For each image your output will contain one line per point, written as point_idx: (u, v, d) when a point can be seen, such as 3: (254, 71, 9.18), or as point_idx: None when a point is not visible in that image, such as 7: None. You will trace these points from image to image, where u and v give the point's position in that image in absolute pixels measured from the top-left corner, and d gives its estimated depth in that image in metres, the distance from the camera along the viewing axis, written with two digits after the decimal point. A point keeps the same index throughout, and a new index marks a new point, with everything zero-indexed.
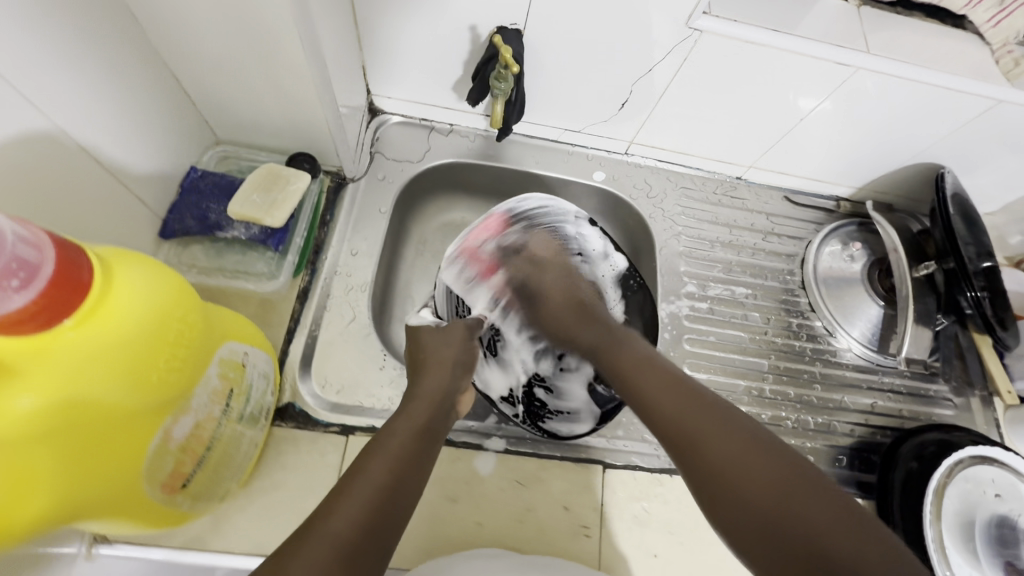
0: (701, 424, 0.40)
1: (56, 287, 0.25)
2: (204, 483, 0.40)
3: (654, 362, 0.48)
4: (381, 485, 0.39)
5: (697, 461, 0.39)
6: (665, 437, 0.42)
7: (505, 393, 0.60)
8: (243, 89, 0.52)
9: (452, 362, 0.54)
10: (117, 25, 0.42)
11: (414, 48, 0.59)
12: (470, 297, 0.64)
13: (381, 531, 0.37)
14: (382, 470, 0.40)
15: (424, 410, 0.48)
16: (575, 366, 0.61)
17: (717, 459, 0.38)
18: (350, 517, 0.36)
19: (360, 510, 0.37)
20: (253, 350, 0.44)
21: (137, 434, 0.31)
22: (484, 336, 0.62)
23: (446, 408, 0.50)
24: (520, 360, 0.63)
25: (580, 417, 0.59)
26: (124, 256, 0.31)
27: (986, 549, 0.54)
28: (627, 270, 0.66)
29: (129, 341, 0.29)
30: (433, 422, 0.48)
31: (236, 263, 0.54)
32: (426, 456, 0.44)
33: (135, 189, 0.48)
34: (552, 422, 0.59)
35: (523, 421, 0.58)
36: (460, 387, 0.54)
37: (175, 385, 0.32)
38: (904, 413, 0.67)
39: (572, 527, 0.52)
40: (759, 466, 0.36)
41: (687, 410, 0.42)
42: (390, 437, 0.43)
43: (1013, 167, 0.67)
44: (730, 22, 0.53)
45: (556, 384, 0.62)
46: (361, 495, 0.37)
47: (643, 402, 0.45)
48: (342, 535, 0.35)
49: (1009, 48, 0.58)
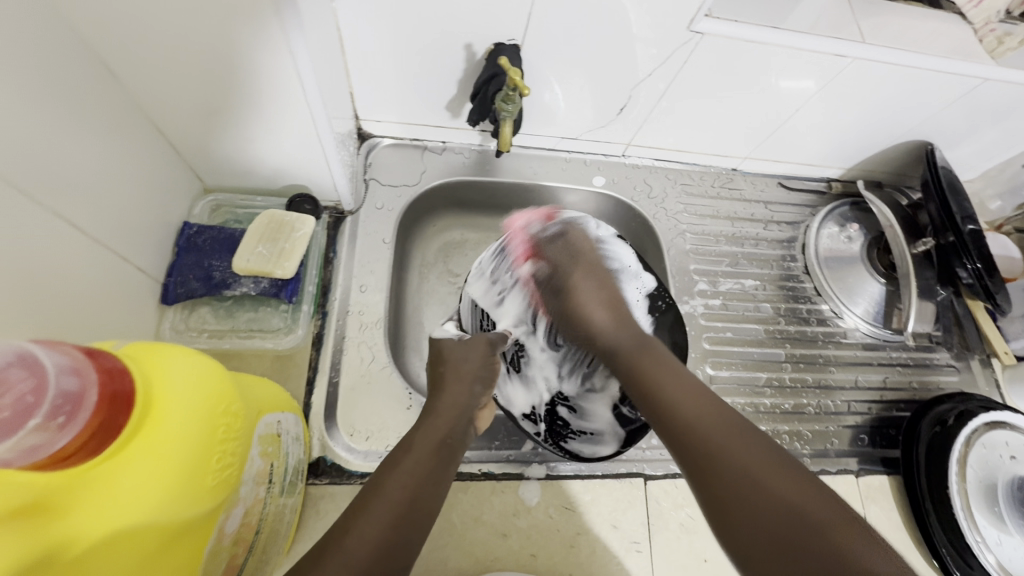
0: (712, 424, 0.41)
1: (102, 410, 0.24)
2: (255, 566, 0.38)
3: (672, 369, 0.48)
4: (397, 504, 0.39)
5: (712, 469, 0.39)
6: (682, 442, 0.42)
7: (526, 410, 0.60)
8: (233, 132, 0.48)
9: (471, 375, 0.53)
10: (88, 79, 0.38)
11: (405, 69, 0.56)
12: (495, 312, 0.64)
13: (398, 550, 0.37)
14: (399, 489, 0.40)
15: (441, 424, 0.47)
16: (600, 387, 0.61)
17: (731, 465, 0.38)
18: (366, 536, 0.36)
19: (375, 527, 0.37)
20: (285, 416, 0.42)
21: (196, 543, 0.28)
22: (508, 352, 0.63)
23: (466, 421, 0.49)
24: (544, 378, 0.63)
25: (605, 438, 0.58)
26: (160, 352, 0.28)
27: (1011, 511, 0.56)
28: (655, 291, 0.63)
29: (183, 448, 0.27)
30: (453, 439, 0.46)
31: (250, 321, 0.53)
32: (445, 471, 0.44)
33: (124, 254, 0.44)
34: (574, 443, 0.58)
35: (545, 440, 0.57)
36: (482, 402, 0.52)
37: (227, 480, 0.30)
38: (915, 385, 0.69)
39: (623, 545, 0.52)
40: (772, 475, 0.37)
41: (717, 429, 0.41)
42: (407, 454, 0.43)
43: (993, 137, 0.70)
44: (730, 21, 0.52)
45: (580, 404, 0.61)
46: (377, 513, 0.38)
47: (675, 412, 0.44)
48: (357, 554, 0.35)
49: (992, 26, 0.59)
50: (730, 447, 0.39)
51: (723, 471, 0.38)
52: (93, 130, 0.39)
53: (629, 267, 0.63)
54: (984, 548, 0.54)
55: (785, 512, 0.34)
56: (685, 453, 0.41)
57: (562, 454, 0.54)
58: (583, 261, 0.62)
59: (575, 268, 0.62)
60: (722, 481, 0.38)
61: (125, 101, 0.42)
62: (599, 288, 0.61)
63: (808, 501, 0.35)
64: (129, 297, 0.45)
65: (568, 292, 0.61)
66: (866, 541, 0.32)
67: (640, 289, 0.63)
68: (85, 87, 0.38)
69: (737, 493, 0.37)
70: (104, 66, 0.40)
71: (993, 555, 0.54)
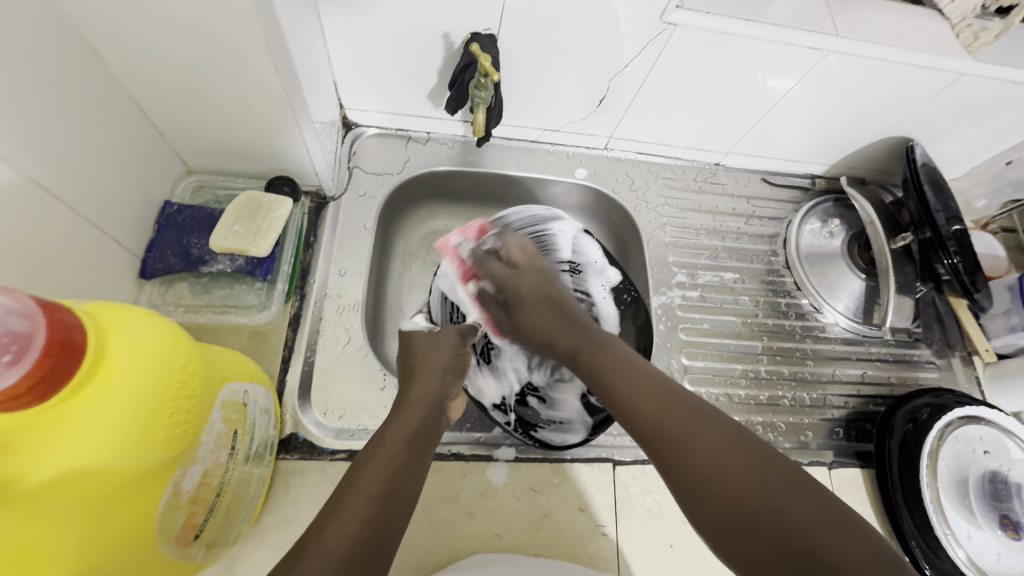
0: (673, 421, 0.40)
1: (51, 354, 0.25)
2: (216, 530, 0.39)
3: (630, 364, 0.47)
4: (373, 497, 0.38)
5: (674, 465, 0.38)
6: (648, 445, 0.40)
7: (496, 400, 0.61)
8: (213, 114, 0.49)
9: (442, 366, 0.53)
10: (71, 60, 0.40)
11: (385, 58, 0.57)
12: (463, 304, 0.64)
13: (380, 544, 0.36)
14: (374, 482, 0.39)
15: (414, 415, 0.46)
16: (570, 377, 0.62)
17: (695, 456, 0.37)
18: (345, 531, 0.35)
19: (354, 522, 0.36)
20: (252, 387, 0.43)
21: (150, 494, 0.30)
22: (478, 343, 0.62)
23: (438, 412, 0.49)
24: (514, 369, 0.63)
25: (575, 428, 0.59)
26: (116, 312, 0.30)
27: (981, 504, 0.56)
28: (621, 284, 0.66)
29: (134, 400, 0.28)
30: (425, 430, 0.46)
31: (225, 297, 0.54)
32: (420, 460, 0.43)
33: (104, 227, 0.46)
34: (544, 431, 0.59)
35: (515, 429, 0.58)
36: (452, 392, 0.52)
37: (183, 438, 0.31)
38: (893, 380, 0.69)
39: (589, 526, 0.53)
40: (737, 461, 0.36)
41: (678, 421, 0.40)
42: (380, 447, 0.42)
43: (974, 135, 0.70)
44: (704, 13, 0.53)
45: (550, 395, 0.62)
46: (354, 508, 0.36)
47: (635, 413, 0.43)
48: (337, 551, 0.34)
49: (968, 21, 0.59)
50: (694, 437, 0.38)
51: (688, 462, 0.37)
52: (74, 109, 0.41)
53: (594, 262, 0.66)
54: (955, 543, 0.54)
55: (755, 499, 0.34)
56: (654, 453, 0.40)
57: (531, 442, 0.55)
58: (524, 272, 0.60)
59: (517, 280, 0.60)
60: (689, 469, 0.37)
61: (108, 83, 0.44)
62: (539, 298, 0.58)
63: (782, 487, 0.34)
64: (107, 270, 0.47)
65: (518, 305, 0.59)
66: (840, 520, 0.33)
67: (604, 283, 0.66)
68: (68, 66, 0.40)
69: (704, 484, 0.36)
70: (88, 47, 0.41)
71: (964, 550, 0.54)
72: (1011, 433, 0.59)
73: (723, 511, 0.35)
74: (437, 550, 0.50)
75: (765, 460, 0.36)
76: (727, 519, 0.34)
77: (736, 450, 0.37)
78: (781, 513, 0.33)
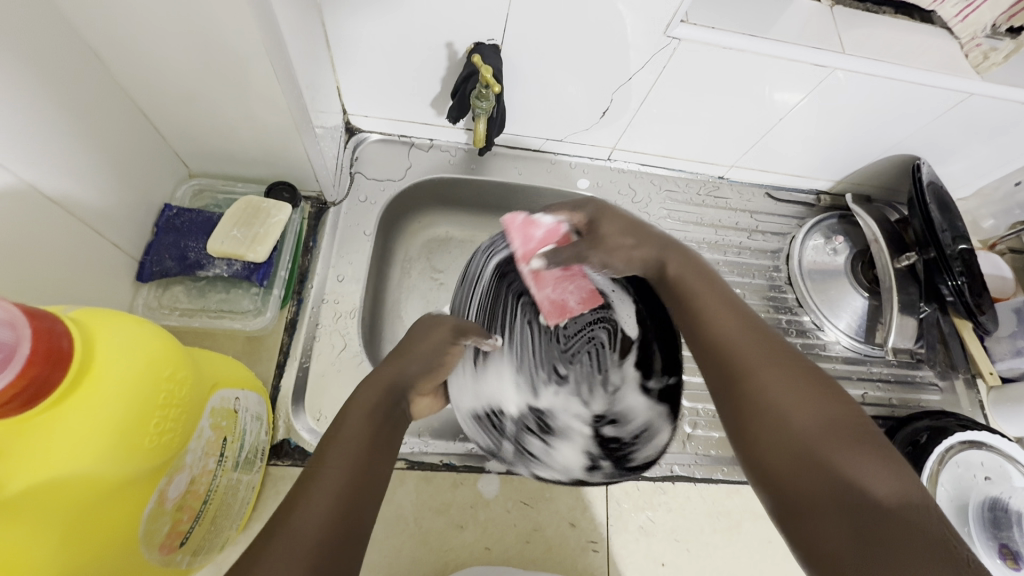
0: (744, 347, 0.41)
1: (35, 364, 0.25)
2: (202, 537, 0.39)
3: (714, 283, 0.47)
4: (342, 479, 0.34)
5: (738, 391, 0.39)
6: (711, 363, 0.42)
7: (586, 465, 0.50)
8: (215, 119, 0.50)
9: (416, 355, 0.47)
10: (74, 63, 0.40)
11: (388, 67, 0.57)
12: (494, 400, 0.54)
13: (354, 527, 0.32)
14: (341, 466, 0.34)
15: (377, 394, 0.41)
16: (620, 381, 0.55)
17: (759, 387, 0.38)
18: (314, 517, 0.31)
19: (323, 506, 0.32)
20: (244, 393, 0.43)
21: (133, 501, 0.30)
22: (527, 423, 0.53)
23: (403, 394, 0.44)
24: (573, 417, 0.54)
25: (662, 427, 0.50)
26: (104, 319, 0.30)
27: (980, 532, 0.55)
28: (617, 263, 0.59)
29: (120, 407, 0.28)
30: (391, 413, 0.41)
31: (220, 302, 0.54)
32: (386, 443, 0.39)
33: (101, 230, 0.46)
34: (641, 452, 0.50)
35: (614, 472, 0.49)
36: (421, 378, 0.46)
37: (168, 446, 0.31)
38: (894, 401, 0.68)
39: (579, 543, 0.52)
40: (803, 396, 0.36)
41: (746, 345, 0.41)
42: (342, 429, 0.37)
43: (983, 154, 0.70)
44: (708, 28, 0.53)
45: (616, 412, 0.53)
46: (322, 493, 0.32)
47: (703, 331, 0.44)
48: (306, 533, 0.30)
49: (977, 41, 0.59)
50: (761, 369, 0.39)
51: (753, 390, 0.38)
52: (76, 113, 0.41)
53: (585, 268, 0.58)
54: None
55: (811, 435, 0.34)
56: (716, 370, 0.41)
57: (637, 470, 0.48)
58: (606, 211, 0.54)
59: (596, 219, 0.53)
60: (749, 393, 0.38)
61: (110, 87, 0.44)
62: (623, 225, 0.53)
63: (842, 431, 0.34)
64: (104, 272, 0.47)
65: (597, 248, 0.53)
66: (894, 470, 0.32)
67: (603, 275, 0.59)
68: (71, 70, 0.40)
69: (759, 413, 0.37)
70: (91, 52, 0.41)
71: None
72: (1013, 461, 0.58)
73: (777, 435, 0.36)
74: (425, 561, 0.49)
75: (834, 403, 0.36)
76: (773, 443, 0.36)
77: (807, 383, 0.37)
78: (837, 458, 0.33)
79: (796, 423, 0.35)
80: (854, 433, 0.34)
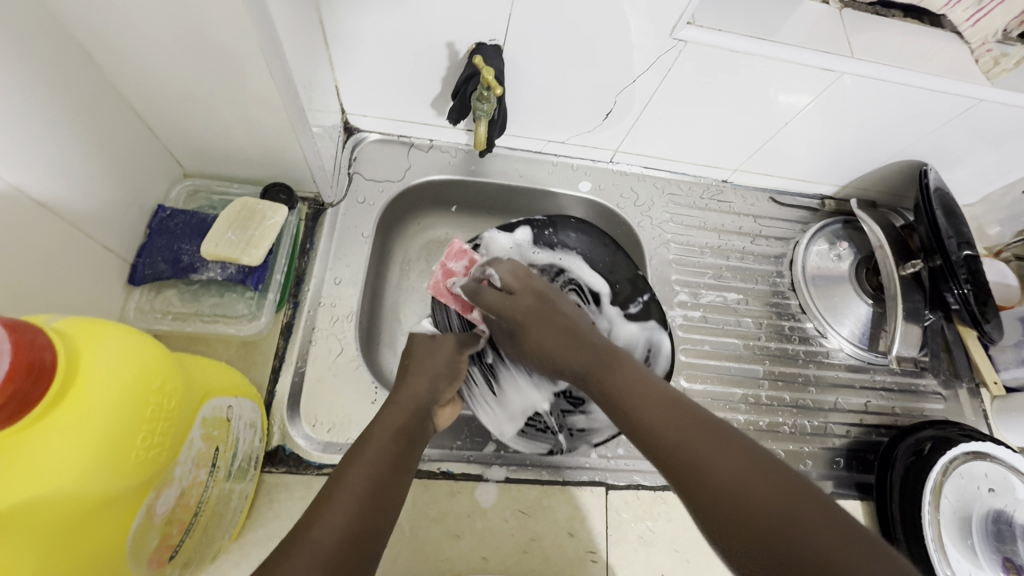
0: (688, 446, 0.35)
1: (17, 378, 0.24)
2: (192, 549, 0.38)
3: (645, 379, 0.43)
4: (361, 491, 0.37)
5: (706, 507, 0.32)
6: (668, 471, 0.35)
7: None
8: (210, 119, 0.49)
9: (433, 371, 0.52)
10: (64, 61, 0.39)
11: (388, 66, 0.56)
12: (528, 408, 0.59)
13: (368, 539, 0.35)
14: (362, 477, 0.38)
15: (399, 414, 0.45)
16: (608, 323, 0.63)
17: (726, 495, 0.32)
18: (333, 526, 0.33)
19: (342, 517, 0.34)
20: (237, 401, 0.42)
21: (119, 518, 0.29)
22: (563, 407, 0.59)
23: (425, 416, 0.48)
24: None
25: (659, 336, 0.62)
26: (91, 329, 0.29)
27: (984, 545, 0.54)
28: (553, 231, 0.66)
29: (106, 423, 0.27)
30: (413, 430, 0.45)
31: (215, 306, 0.53)
32: (407, 460, 0.42)
33: (92, 232, 0.45)
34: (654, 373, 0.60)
35: None
36: (442, 398, 0.52)
37: (157, 460, 0.31)
38: (897, 410, 0.67)
39: (578, 553, 0.52)
40: (764, 492, 0.31)
41: (691, 441, 0.35)
42: (367, 443, 0.41)
43: (991, 161, 0.69)
44: (715, 31, 0.52)
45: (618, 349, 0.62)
46: (343, 501, 0.35)
47: (646, 432, 0.39)
48: (325, 542, 0.32)
49: (989, 46, 0.58)
50: (716, 466, 0.33)
51: (711, 492, 0.32)
52: (65, 113, 0.40)
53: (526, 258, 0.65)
54: None
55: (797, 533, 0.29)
56: (673, 478, 0.35)
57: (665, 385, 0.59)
58: (519, 298, 0.55)
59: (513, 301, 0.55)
60: (716, 502, 0.32)
61: (102, 85, 0.43)
62: (542, 322, 0.52)
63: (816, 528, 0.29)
64: (94, 275, 0.46)
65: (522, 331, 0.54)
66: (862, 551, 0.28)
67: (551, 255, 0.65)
68: (61, 69, 0.39)
69: (735, 529, 0.30)
70: (81, 50, 0.40)
71: None
72: (1017, 471, 0.57)
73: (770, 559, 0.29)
74: (421, 571, 0.49)
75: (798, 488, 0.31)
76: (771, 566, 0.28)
77: (768, 477, 0.32)
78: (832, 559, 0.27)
79: (770, 517, 0.30)
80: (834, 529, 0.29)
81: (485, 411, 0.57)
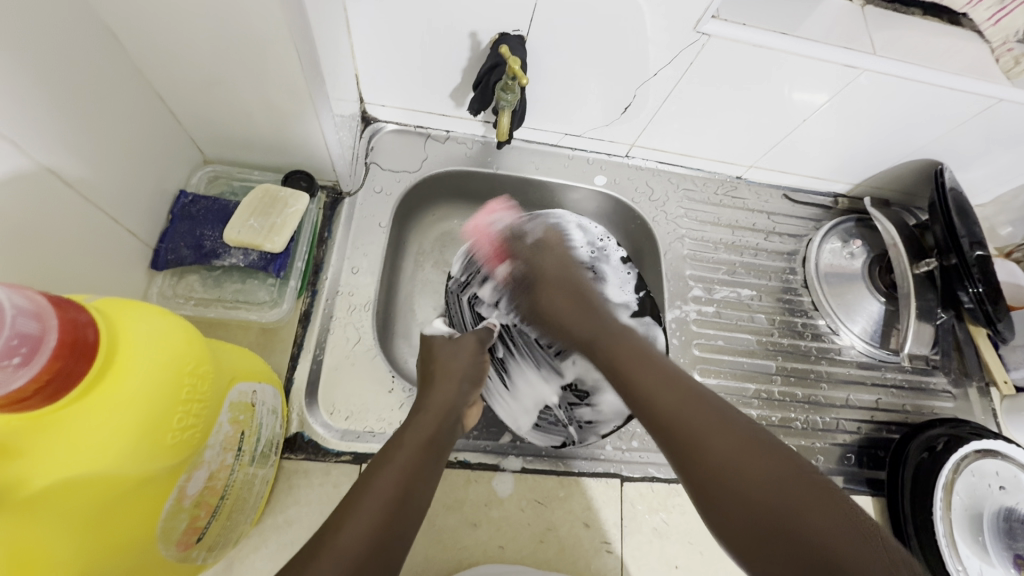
0: (693, 420, 0.39)
1: (62, 356, 0.24)
2: (218, 532, 0.38)
3: (651, 356, 0.47)
4: (388, 498, 0.37)
5: (694, 459, 0.37)
6: (666, 439, 0.40)
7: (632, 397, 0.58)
8: (233, 104, 0.48)
9: (460, 373, 0.52)
10: (90, 42, 0.39)
11: (410, 56, 0.56)
12: (538, 402, 0.60)
13: (391, 548, 0.35)
14: (390, 483, 0.38)
15: (429, 420, 0.45)
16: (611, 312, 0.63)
17: (712, 452, 0.37)
18: (359, 531, 0.34)
19: (368, 523, 0.35)
20: (261, 386, 0.42)
21: (152, 500, 0.29)
22: (569, 399, 0.60)
23: (454, 420, 0.48)
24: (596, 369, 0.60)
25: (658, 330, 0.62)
26: (130, 310, 0.29)
27: (995, 542, 0.55)
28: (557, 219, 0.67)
29: (143, 405, 0.27)
30: (442, 437, 0.45)
31: (236, 292, 0.53)
32: (434, 467, 0.42)
33: (115, 215, 0.45)
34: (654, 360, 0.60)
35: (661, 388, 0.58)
36: (469, 402, 0.51)
37: (189, 443, 0.31)
38: (908, 408, 0.68)
39: (594, 544, 0.52)
40: (754, 462, 0.35)
41: (688, 416, 0.39)
42: (396, 450, 0.41)
43: (1006, 161, 0.69)
44: (739, 25, 0.51)
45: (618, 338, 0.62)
46: (370, 507, 0.36)
47: (644, 400, 0.43)
48: (351, 549, 0.33)
49: (1010, 46, 0.58)
50: (710, 433, 0.38)
51: (704, 462, 0.37)
52: (88, 94, 0.40)
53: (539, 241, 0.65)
54: None
55: (773, 491, 0.33)
56: (669, 445, 0.39)
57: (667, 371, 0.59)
58: (550, 255, 0.64)
59: (542, 259, 0.63)
60: (708, 469, 0.36)
61: (128, 69, 0.43)
62: (562, 282, 0.61)
63: (799, 497, 0.33)
64: (117, 259, 0.46)
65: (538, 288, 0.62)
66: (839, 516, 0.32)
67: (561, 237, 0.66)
68: (87, 50, 0.39)
69: (721, 486, 0.35)
70: (107, 31, 0.40)
71: None
72: None
73: (752, 517, 0.33)
74: (439, 559, 0.49)
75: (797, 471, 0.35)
76: (752, 525, 0.33)
77: (760, 455, 0.36)
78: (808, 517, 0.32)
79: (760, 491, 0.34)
80: (818, 501, 0.33)
81: (500, 402, 0.58)
